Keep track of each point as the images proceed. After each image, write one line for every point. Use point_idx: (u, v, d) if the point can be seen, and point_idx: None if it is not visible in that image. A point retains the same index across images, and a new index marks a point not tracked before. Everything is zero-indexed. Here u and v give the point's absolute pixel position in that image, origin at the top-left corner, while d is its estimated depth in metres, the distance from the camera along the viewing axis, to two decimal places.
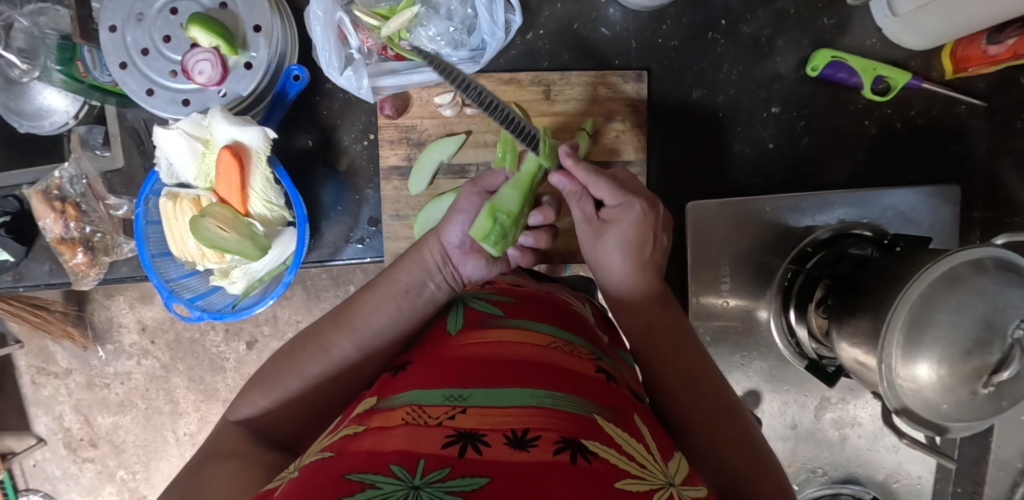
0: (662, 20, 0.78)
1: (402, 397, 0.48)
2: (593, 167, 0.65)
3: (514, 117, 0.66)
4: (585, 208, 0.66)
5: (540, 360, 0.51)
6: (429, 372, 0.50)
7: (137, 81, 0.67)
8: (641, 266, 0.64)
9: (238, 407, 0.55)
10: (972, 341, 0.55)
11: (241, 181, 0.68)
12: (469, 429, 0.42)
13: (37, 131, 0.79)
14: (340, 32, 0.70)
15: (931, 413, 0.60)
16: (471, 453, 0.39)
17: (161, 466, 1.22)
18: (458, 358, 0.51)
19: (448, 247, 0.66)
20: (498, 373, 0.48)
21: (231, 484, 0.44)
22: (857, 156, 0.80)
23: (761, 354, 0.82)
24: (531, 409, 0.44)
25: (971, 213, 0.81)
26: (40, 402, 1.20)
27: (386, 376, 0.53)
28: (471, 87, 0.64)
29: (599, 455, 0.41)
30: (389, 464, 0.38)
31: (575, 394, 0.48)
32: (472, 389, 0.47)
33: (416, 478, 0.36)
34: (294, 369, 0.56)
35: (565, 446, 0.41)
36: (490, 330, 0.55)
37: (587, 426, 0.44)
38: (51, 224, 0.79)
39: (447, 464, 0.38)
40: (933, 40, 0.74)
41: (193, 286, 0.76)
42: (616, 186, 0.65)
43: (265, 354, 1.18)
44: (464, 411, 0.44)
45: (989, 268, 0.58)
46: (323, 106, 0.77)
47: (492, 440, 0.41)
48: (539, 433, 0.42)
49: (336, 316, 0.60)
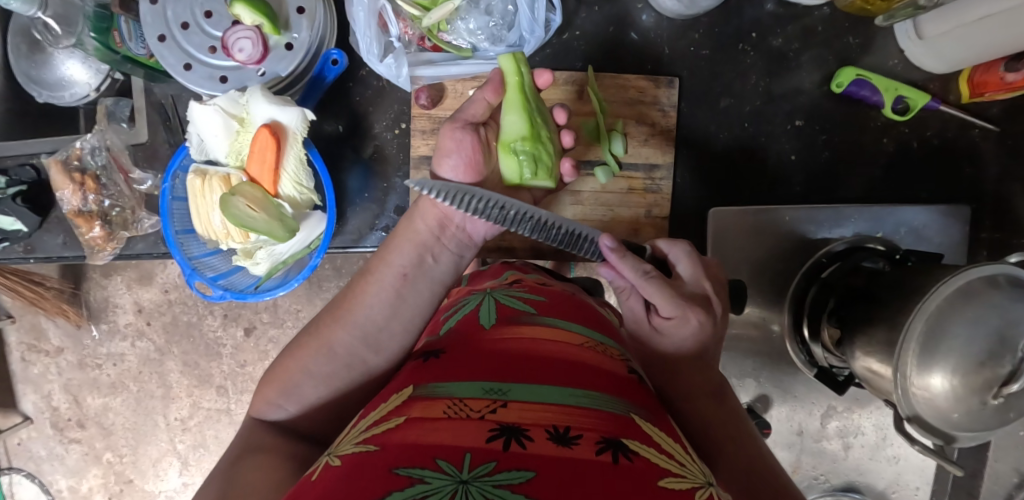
0: (694, 29, 0.80)
1: (444, 387, 0.48)
2: (642, 270, 0.60)
3: (544, 222, 0.65)
4: (634, 309, 0.62)
5: (575, 358, 0.52)
6: (466, 365, 0.51)
7: (175, 54, 0.67)
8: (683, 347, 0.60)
9: (259, 407, 0.56)
10: (986, 353, 0.57)
11: (275, 161, 0.68)
12: (512, 424, 0.43)
13: (56, 102, 0.78)
14: (382, 19, 0.70)
15: (941, 422, 0.61)
16: (515, 448, 0.40)
17: (149, 450, 1.20)
18: (496, 351, 0.52)
19: (444, 212, 0.64)
20: (537, 371, 0.49)
21: (258, 482, 0.47)
22: (874, 172, 0.82)
23: (771, 362, 0.84)
24: (571, 407, 0.45)
25: (979, 233, 0.83)
26: (29, 380, 1.17)
27: (418, 363, 0.54)
28: (493, 206, 0.62)
29: (640, 453, 0.43)
30: (437, 458, 0.39)
31: (610, 393, 0.49)
32: (511, 384, 0.47)
33: (463, 473, 0.38)
34: (302, 369, 0.56)
35: (606, 446, 0.42)
36: (525, 327, 0.56)
37: (626, 427, 0.45)
38: (68, 196, 0.77)
39: (492, 459, 0.39)
40: (953, 65, 0.76)
41: (215, 265, 0.75)
42: (670, 293, 0.59)
43: (262, 341, 1.17)
44: (505, 405, 0.45)
45: (1001, 285, 0.60)
46: (356, 93, 0.77)
47: (535, 435, 0.42)
48: (581, 432, 0.43)
49: (335, 309, 0.60)
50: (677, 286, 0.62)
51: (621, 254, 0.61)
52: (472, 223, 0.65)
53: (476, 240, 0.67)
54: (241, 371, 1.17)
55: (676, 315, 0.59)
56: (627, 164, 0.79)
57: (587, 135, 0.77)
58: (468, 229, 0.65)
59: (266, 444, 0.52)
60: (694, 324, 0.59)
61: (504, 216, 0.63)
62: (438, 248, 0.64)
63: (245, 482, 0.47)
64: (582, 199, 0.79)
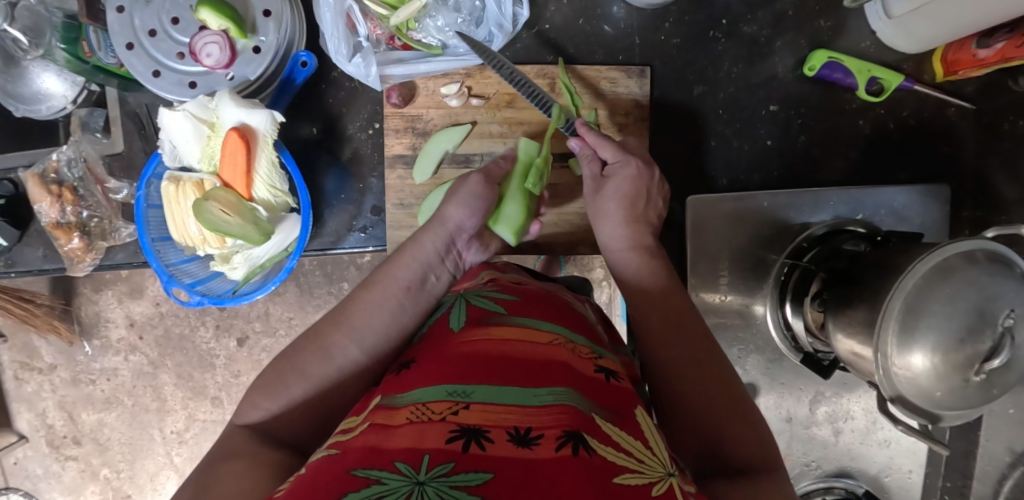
0: (665, 18, 0.80)
1: (407, 396, 0.46)
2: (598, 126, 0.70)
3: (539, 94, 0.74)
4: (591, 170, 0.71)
5: (541, 356, 0.49)
6: (432, 369, 0.48)
7: (144, 62, 0.67)
8: (634, 218, 0.67)
9: (243, 410, 0.54)
10: (966, 330, 0.56)
11: (246, 163, 0.68)
12: (473, 425, 0.40)
13: (33, 116, 0.79)
14: (349, 20, 0.70)
15: (924, 401, 0.60)
16: (474, 450, 0.38)
17: (146, 464, 1.17)
18: (461, 353, 0.49)
19: (450, 235, 0.66)
20: (501, 371, 0.46)
21: (239, 482, 0.45)
22: (851, 154, 0.82)
23: (758, 349, 0.84)
24: (534, 408, 0.43)
25: (960, 212, 0.83)
26: (23, 398, 1.14)
27: (391, 375, 0.51)
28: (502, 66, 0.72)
29: (600, 451, 0.40)
30: (395, 460, 0.37)
31: (576, 391, 0.46)
32: (475, 385, 0.45)
33: (421, 474, 0.35)
34: (296, 369, 0.55)
35: (567, 440, 0.39)
36: (494, 326, 0.53)
37: (589, 422, 0.42)
38: (46, 208, 0.77)
39: (450, 461, 0.37)
40: (925, 44, 0.76)
41: (193, 271, 0.75)
42: (616, 146, 0.70)
43: (255, 351, 1.14)
44: (467, 407, 0.42)
45: (979, 261, 0.59)
46: (329, 95, 0.78)
47: (496, 437, 0.39)
48: (542, 430, 0.40)
49: (335, 315, 0.59)
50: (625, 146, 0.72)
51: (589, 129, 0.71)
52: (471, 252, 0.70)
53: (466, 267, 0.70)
54: (236, 381, 1.15)
55: (620, 160, 0.68)
56: None
57: (560, 126, 0.77)
58: (465, 256, 0.69)
59: (243, 450, 0.49)
60: (633, 168, 0.68)
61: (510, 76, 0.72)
62: (440, 268, 0.65)
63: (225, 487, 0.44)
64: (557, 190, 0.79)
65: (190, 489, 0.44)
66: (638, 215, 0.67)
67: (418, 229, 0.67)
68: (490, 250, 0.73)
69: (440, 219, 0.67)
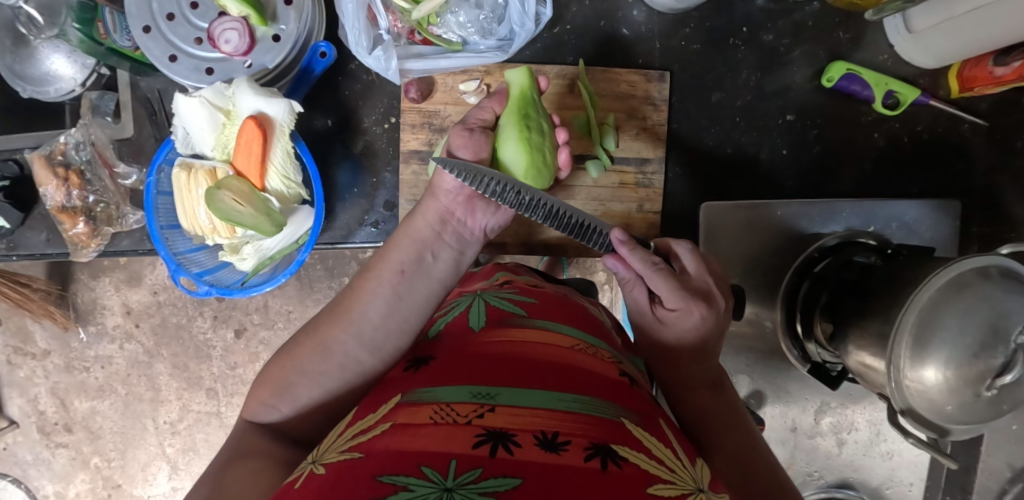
0: (685, 24, 0.80)
1: (430, 393, 0.45)
2: (652, 261, 0.57)
3: (587, 225, 0.61)
4: (638, 299, 0.60)
5: (566, 361, 0.48)
6: (454, 369, 0.47)
7: (160, 46, 0.66)
8: (699, 347, 0.59)
9: (252, 411, 0.53)
10: (978, 344, 0.55)
11: (261, 154, 0.67)
12: (499, 429, 0.40)
13: (41, 97, 0.77)
14: (371, 12, 0.70)
15: (935, 414, 0.60)
16: (502, 454, 0.37)
17: (137, 454, 1.15)
18: (484, 354, 0.48)
19: (446, 207, 0.63)
20: (526, 374, 0.46)
21: (248, 485, 0.44)
22: (865, 167, 0.82)
23: (765, 357, 0.84)
24: (560, 411, 0.42)
25: (970, 228, 0.84)
26: (15, 384, 1.12)
27: (409, 370, 0.50)
28: (509, 189, 0.61)
29: (630, 459, 0.40)
30: (421, 464, 0.36)
31: (601, 396, 0.45)
32: (499, 388, 0.44)
33: (448, 480, 0.35)
34: (298, 370, 0.53)
35: (595, 452, 0.39)
36: (514, 329, 0.52)
37: (617, 431, 0.42)
38: (52, 192, 0.76)
39: (478, 466, 0.36)
40: (942, 59, 0.76)
41: (200, 261, 0.74)
42: (675, 285, 0.58)
43: (254, 343, 1.13)
44: (493, 410, 0.42)
45: (993, 276, 0.59)
46: (345, 87, 0.77)
47: (523, 441, 0.39)
48: (569, 437, 0.40)
49: (333, 310, 0.57)
50: (682, 278, 0.60)
51: (632, 246, 0.59)
52: (472, 216, 0.65)
53: (477, 234, 0.66)
54: (232, 373, 1.14)
55: (681, 308, 0.58)
56: (619, 158, 0.78)
57: (577, 128, 0.77)
58: (468, 224, 0.65)
59: (257, 449, 0.49)
60: (697, 319, 0.58)
61: (518, 201, 0.60)
62: (438, 244, 0.63)
63: (235, 486, 0.43)
64: (574, 193, 0.78)
65: (202, 490, 0.43)
66: (697, 351, 0.59)
67: (417, 204, 0.65)
68: (505, 212, 0.67)
69: (432, 192, 0.64)
